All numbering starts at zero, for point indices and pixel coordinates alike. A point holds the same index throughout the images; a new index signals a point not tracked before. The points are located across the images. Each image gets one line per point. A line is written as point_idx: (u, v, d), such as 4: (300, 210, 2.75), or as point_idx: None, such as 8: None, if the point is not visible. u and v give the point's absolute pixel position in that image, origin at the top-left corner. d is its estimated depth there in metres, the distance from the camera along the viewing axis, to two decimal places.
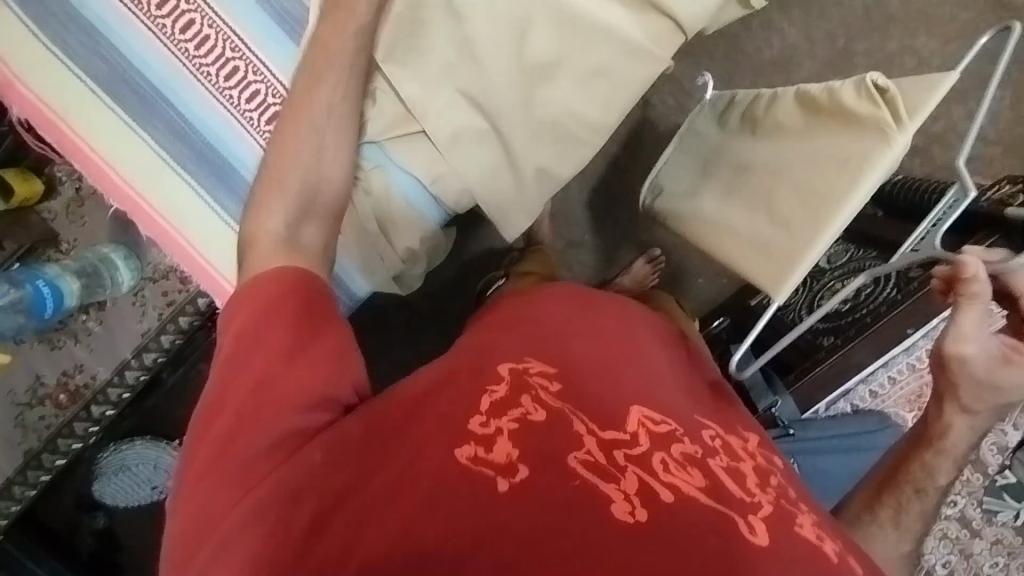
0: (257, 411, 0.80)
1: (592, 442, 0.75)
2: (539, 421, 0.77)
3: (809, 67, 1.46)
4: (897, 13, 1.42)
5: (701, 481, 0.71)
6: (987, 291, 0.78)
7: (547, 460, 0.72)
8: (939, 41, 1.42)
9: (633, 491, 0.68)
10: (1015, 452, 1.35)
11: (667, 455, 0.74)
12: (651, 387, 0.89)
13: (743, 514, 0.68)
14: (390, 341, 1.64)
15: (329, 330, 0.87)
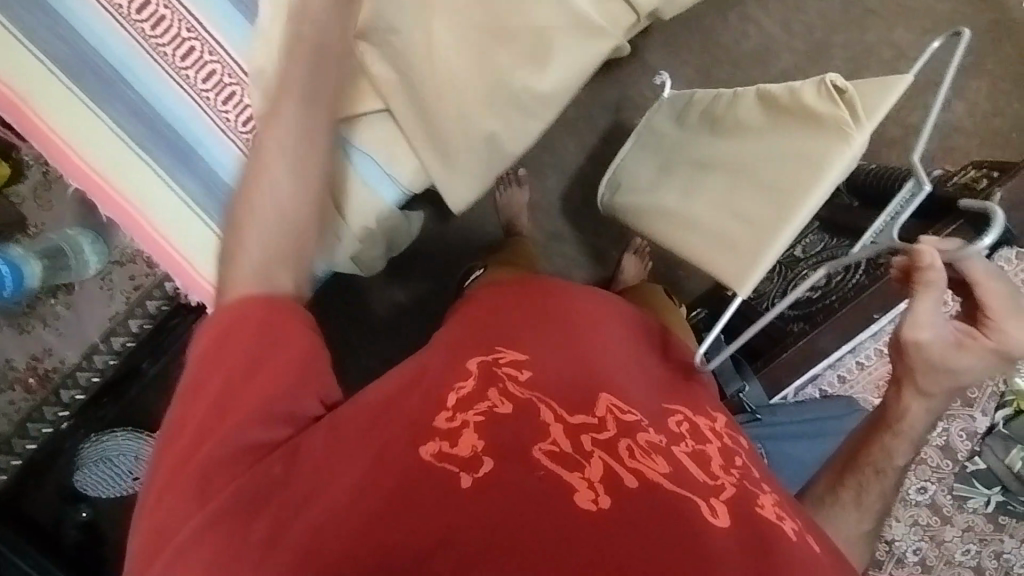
0: (215, 426, 0.62)
1: (556, 430, 0.63)
2: (507, 411, 0.65)
3: (787, 60, 1.20)
4: (876, 5, 1.19)
5: (664, 467, 0.61)
6: (944, 280, 0.65)
7: (513, 456, 0.59)
8: (915, 34, 1.19)
9: (597, 478, 0.57)
10: (986, 437, 1.05)
11: (633, 440, 0.64)
12: (605, 365, 0.78)
13: (705, 496, 0.60)
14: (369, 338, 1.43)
15: (288, 340, 0.67)
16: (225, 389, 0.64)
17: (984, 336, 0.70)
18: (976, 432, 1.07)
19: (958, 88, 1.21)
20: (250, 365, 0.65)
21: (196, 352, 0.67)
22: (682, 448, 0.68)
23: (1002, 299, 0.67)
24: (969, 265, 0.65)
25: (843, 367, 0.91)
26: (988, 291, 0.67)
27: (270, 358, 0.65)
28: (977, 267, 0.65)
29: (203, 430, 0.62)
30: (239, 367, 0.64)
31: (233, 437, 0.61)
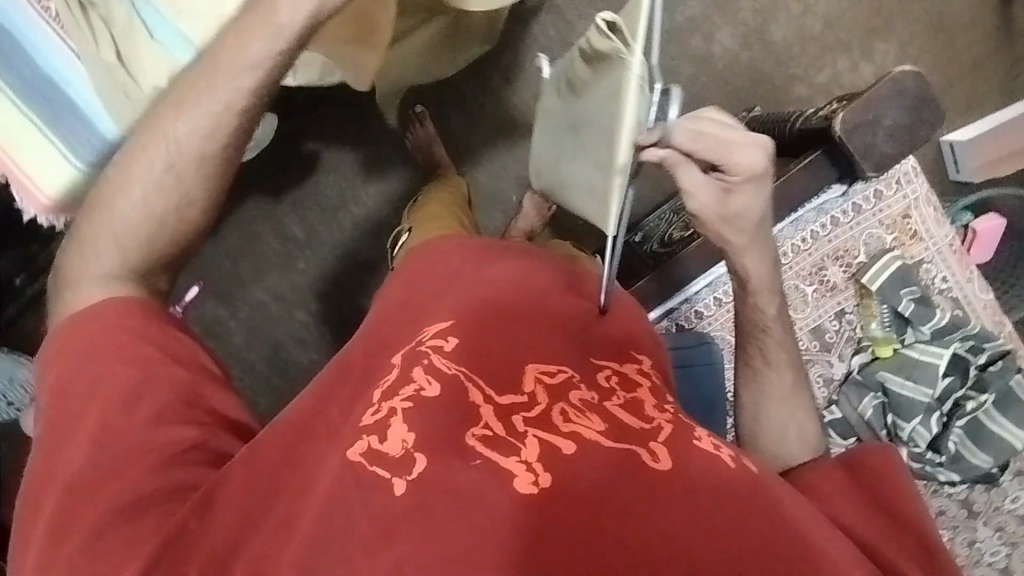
0: (93, 464, 0.50)
1: (491, 409, 0.49)
2: (434, 395, 0.49)
3: (694, 7, 1.13)
4: None
5: (603, 424, 0.48)
6: (667, 152, 0.52)
7: (446, 448, 0.44)
8: None
9: (536, 457, 0.43)
10: (844, 384, 0.87)
11: (572, 405, 0.50)
12: (550, 318, 0.61)
13: (643, 443, 0.46)
14: (262, 274, 1.31)
15: (133, 335, 0.54)
16: (109, 421, 0.51)
17: (738, 179, 0.55)
18: (834, 378, 0.88)
19: (867, 46, 1.18)
20: (139, 391, 0.52)
21: (58, 383, 0.53)
22: (614, 397, 0.53)
23: (726, 133, 0.53)
24: (675, 147, 0.52)
25: (698, 302, 0.91)
26: (706, 147, 0.52)
27: (152, 376, 0.53)
28: (681, 138, 0.51)
29: (78, 482, 0.49)
30: (133, 389, 0.52)
31: (124, 497, 0.49)
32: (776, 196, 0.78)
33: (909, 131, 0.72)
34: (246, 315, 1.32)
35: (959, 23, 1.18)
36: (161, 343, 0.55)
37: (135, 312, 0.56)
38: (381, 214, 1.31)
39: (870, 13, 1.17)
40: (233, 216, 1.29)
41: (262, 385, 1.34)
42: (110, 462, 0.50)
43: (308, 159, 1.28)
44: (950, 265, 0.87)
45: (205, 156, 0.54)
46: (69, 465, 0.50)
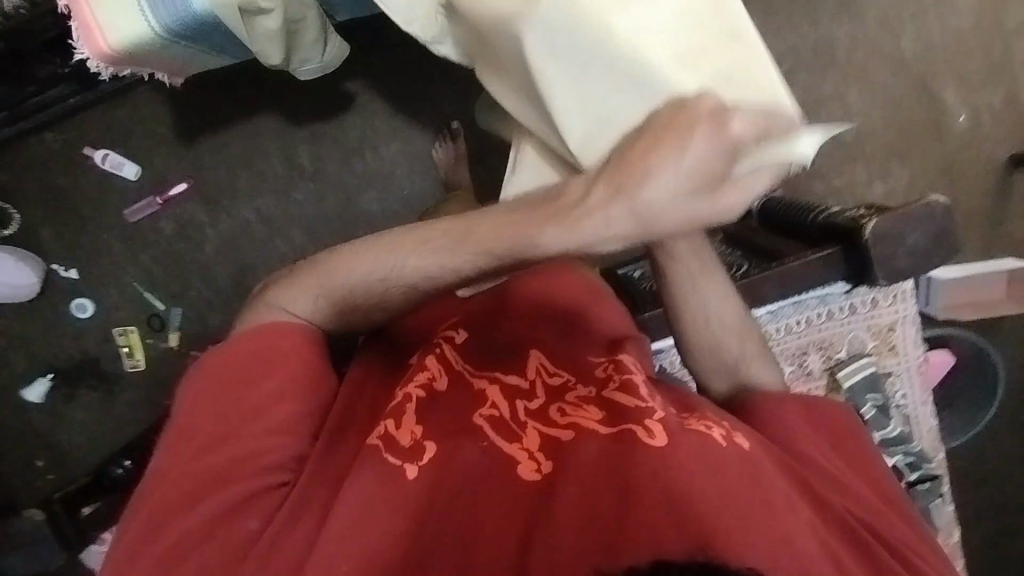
0: (192, 464, 0.53)
1: (494, 393, 0.56)
2: (444, 388, 0.56)
3: None
4: (841, 60, 1.22)
5: (600, 412, 0.53)
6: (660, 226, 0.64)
7: (455, 433, 0.52)
8: (867, 103, 1.23)
9: (537, 447, 0.51)
10: None
11: (567, 401, 0.55)
12: (564, 325, 0.66)
13: (637, 418, 0.50)
14: (256, 192, 1.28)
15: (256, 357, 0.57)
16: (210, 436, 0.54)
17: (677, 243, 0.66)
18: None
19: (886, 165, 1.26)
20: (262, 408, 0.55)
21: (182, 402, 0.56)
22: (610, 382, 0.57)
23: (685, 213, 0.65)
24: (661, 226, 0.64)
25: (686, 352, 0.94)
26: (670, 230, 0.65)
27: (264, 394, 0.56)
28: None
29: (175, 480, 0.52)
30: (252, 408, 0.55)
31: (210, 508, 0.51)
32: (787, 277, 0.83)
33: (925, 253, 0.78)
34: (225, 227, 1.29)
35: (973, 172, 1.27)
36: (270, 359, 0.57)
37: (262, 336, 0.58)
38: (394, 171, 1.28)
39: (899, 137, 1.25)
40: (243, 125, 1.26)
41: (220, 300, 1.32)
42: (209, 471, 0.53)
43: (340, 93, 1.25)
44: (912, 384, 0.94)
45: (413, 289, 0.58)
46: (169, 459, 0.54)
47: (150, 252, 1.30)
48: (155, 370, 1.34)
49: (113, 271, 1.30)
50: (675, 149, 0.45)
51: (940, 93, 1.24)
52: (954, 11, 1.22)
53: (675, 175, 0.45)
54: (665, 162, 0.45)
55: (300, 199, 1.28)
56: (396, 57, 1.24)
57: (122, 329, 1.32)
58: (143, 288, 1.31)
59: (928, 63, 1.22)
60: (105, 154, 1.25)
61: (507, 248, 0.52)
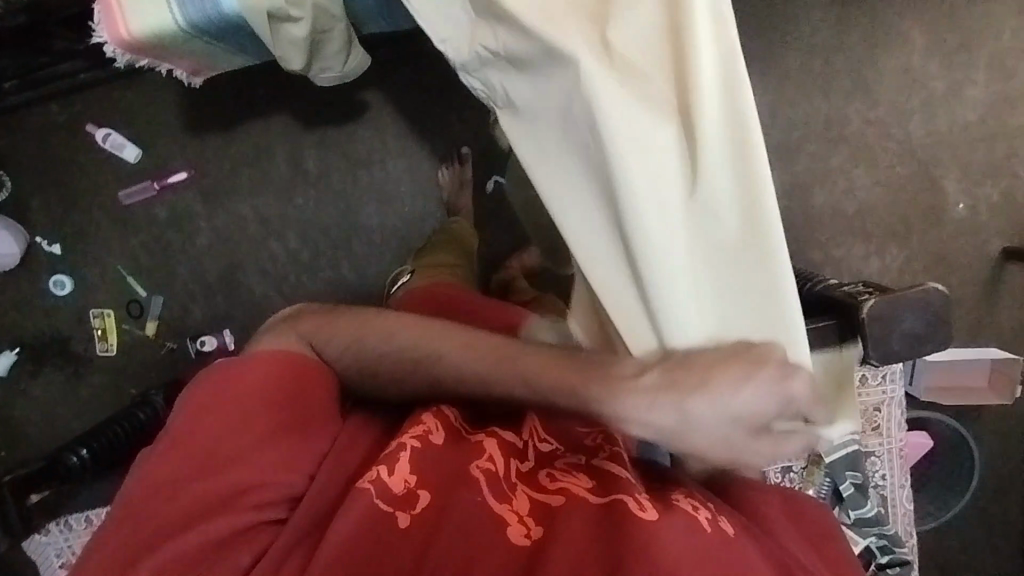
0: (190, 486, 0.53)
1: (492, 447, 0.55)
2: (440, 442, 0.55)
3: None
4: (851, 136, 1.24)
5: (591, 480, 0.53)
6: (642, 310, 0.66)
7: (451, 486, 0.51)
8: (873, 180, 1.25)
9: (527, 512, 0.50)
10: None
11: (557, 468, 0.55)
12: None
13: (631, 493, 0.50)
14: (256, 191, 1.27)
15: (255, 386, 0.57)
16: (202, 463, 0.54)
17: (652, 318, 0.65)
18: None
19: (884, 244, 1.27)
20: (269, 436, 0.56)
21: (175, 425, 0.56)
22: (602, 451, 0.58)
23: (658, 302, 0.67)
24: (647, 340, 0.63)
25: None
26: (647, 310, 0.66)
27: (259, 424, 0.56)
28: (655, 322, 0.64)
29: (171, 500, 0.53)
30: (250, 441, 0.55)
31: (194, 540, 0.51)
32: None
33: (921, 340, 0.78)
34: (219, 222, 1.27)
35: (967, 260, 1.27)
36: (269, 390, 0.58)
37: (263, 365, 0.58)
38: (398, 188, 1.27)
39: (898, 218, 1.26)
40: (251, 123, 1.25)
41: (204, 294, 1.30)
42: (207, 496, 0.53)
43: (354, 104, 1.24)
44: (893, 466, 0.93)
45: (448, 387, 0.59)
46: (167, 474, 0.54)
47: (138, 237, 1.28)
48: (127, 357, 1.30)
49: (98, 250, 1.28)
50: (735, 378, 0.47)
51: (945, 181, 1.25)
52: (967, 103, 1.22)
53: (739, 405, 0.46)
54: (731, 390, 0.46)
55: (300, 204, 1.27)
56: (414, 75, 1.23)
57: (98, 311, 1.29)
58: (126, 272, 1.28)
59: (936, 149, 1.24)
60: (107, 133, 1.23)
61: (553, 393, 0.53)
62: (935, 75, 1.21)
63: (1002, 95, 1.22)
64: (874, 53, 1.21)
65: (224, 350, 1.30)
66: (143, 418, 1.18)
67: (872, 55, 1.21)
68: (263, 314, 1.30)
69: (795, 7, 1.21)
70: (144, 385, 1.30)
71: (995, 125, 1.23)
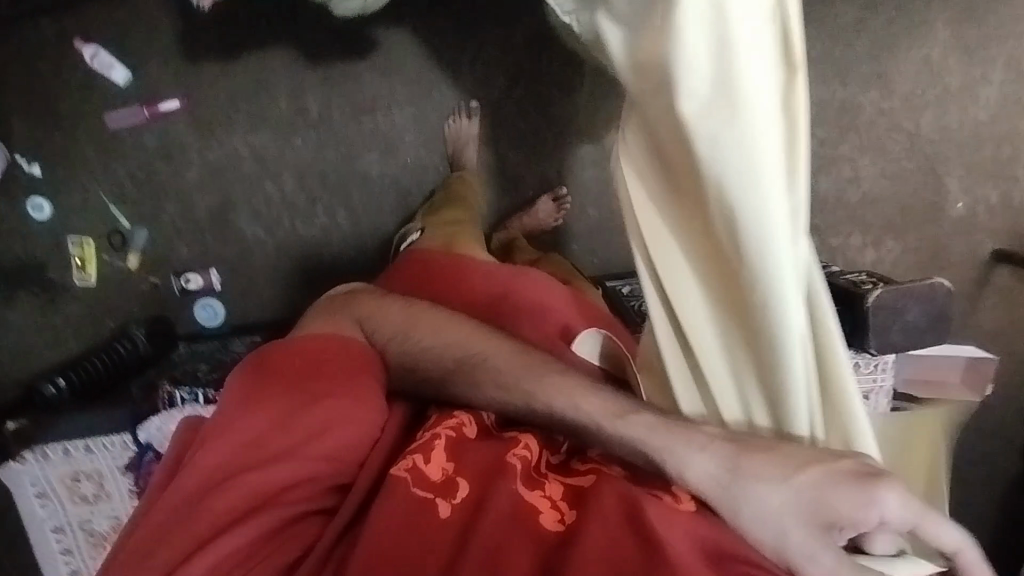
0: (245, 479, 0.56)
1: (526, 437, 0.60)
2: (473, 435, 0.61)
3: None
4: (862, 125, 1.23)
5: (622, 467, 0.57)
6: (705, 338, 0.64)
7: (489, 473, 0.56)
8: (878, 172, 1.25)
9: (559, 496, 0.54)
10: None
11: (587, 454, 0.60)
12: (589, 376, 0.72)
13: (663, 478, 0.54)
14: (253, 127, 1.21)
15: (306, 388, 0.61)
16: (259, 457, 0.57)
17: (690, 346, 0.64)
18: None
19: (880, 236, 1.28)
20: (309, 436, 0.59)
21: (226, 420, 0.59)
22: None
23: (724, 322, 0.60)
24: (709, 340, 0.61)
25: None
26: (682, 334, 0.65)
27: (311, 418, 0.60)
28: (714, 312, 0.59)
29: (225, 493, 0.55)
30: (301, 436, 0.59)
31: (255, 530, 0.54)
32: None
33: (919, 332, 0.81)
34: (211, 156, 1.22)
35: (958, 259, 1.29)
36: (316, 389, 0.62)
37: (316, 369, 0.63)
38: (402, 137, 1.23)
39: (897, 212, 1.27)
40: (252, 55, 1.18)
41: (191, 230, 1.25)
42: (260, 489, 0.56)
43: (363, 44, 1.18)
44: None
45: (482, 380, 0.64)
46: (218, 469, 0.56)
47: (124, 165, 1.22)
48: (108, 289, 1.26)
49: (79, 176, 1.22)
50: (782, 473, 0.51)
51: (947, 179, 1.26)
52: (980, 102, 1.22)
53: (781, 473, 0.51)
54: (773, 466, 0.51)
55: (299, 145, 1.22)
56: (428, 20, 1.17)
57: (78, 239, 1.24)
58: (109, 201, 1.23)
59: (943, 146, 1.24)
60: (95, 52, 1.16)
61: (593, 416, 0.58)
62: (952, 71, 1.21)
63: (1014, 96, 1.22)
64: (898, 41, 1.20)
65: (211, 290, 1.27)
66: (123, 352, 1.17)
67: (896, 43, 1.20)
68: (253, 255, 1.27)
69: None
70: (124, 320, 1.27)
71: (1003, 127, 1.23)
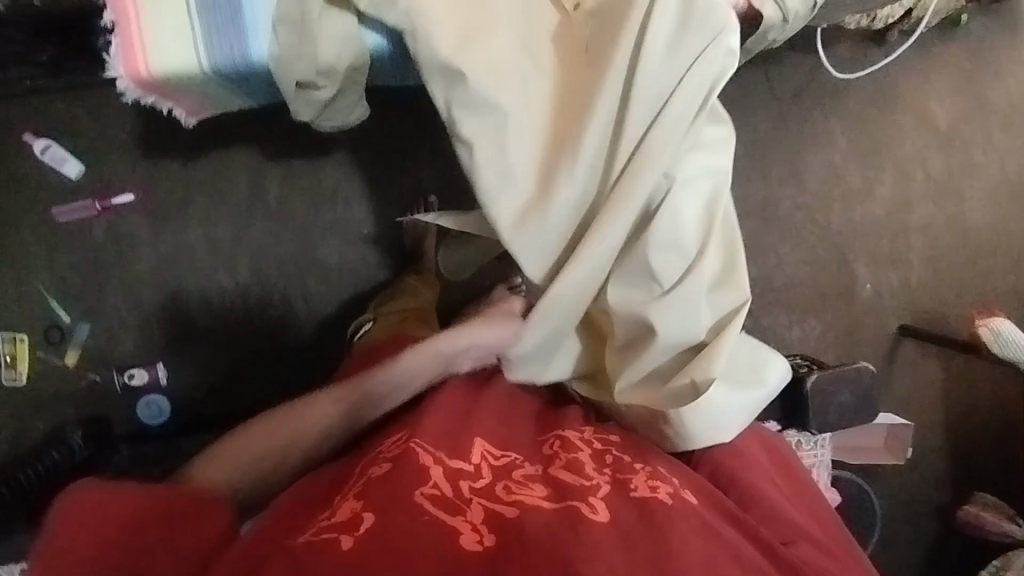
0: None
1: (439, 474, 0.61)
2: (388, 471, 0.62)
3: None
4: (783, 216, 1.38)
5: (543, 490, 0.62)
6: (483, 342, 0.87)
7: (395, 505, 0.57)
8: (801, 258, 1.40)
9: (479, 521, 0.56)
10: None
11: (508, 477, 0.63)
12: (500, 426, 0.74)
13: (582, 497, 0.61)
14: (211, 217, 1.22)
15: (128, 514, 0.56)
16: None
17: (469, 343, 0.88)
18: None
19: (804, 316, 1.41)
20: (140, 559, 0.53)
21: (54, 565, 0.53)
22: (556, 462, 0.68)
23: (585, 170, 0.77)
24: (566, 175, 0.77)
25: None
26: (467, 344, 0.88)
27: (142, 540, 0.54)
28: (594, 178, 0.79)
29: None
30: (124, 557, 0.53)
31: None
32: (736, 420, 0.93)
33: (851, 412, 0.92)
34: (164, 247, 1.21)
35: (872, 335, 1.43)
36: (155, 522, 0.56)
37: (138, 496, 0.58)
38: (360, 228, 1.26)
39: (817, 294, 1.41)
40: (212, 150, 1.20)
41: (137, 322, 1.21)
42: None
43: (327, 142, 1.23)
44: None
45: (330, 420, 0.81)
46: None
47: (69, 257, 1.18)
48: (39, 388, 1.19)
49: (20, 268, 1.17)
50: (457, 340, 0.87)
51: (856, 264, 1.42)
52: (876, 198, 1.40)
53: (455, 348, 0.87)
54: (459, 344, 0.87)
55: (257, 234, 1.23)
56: (387, 122, 1.24)
57: (10, 335, 1.17)
58: (50, 295, 1.18)
59: (850, 236, 1.41)
60: (47, 146, 1.15)
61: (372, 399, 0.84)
62: (852, 172, 1.39)
63: (903, 193, 1.41)
64: (805, 144, 1.37)
65: (156, 385, 1.22)
66: (56, 459, 1.11)
67: (803, 148, 1.37)
68: (202, 346, 1.23)
69: (744, 100, 1.35)
70: (56, 419, 1.19)
71: (897, 219, 1.41)
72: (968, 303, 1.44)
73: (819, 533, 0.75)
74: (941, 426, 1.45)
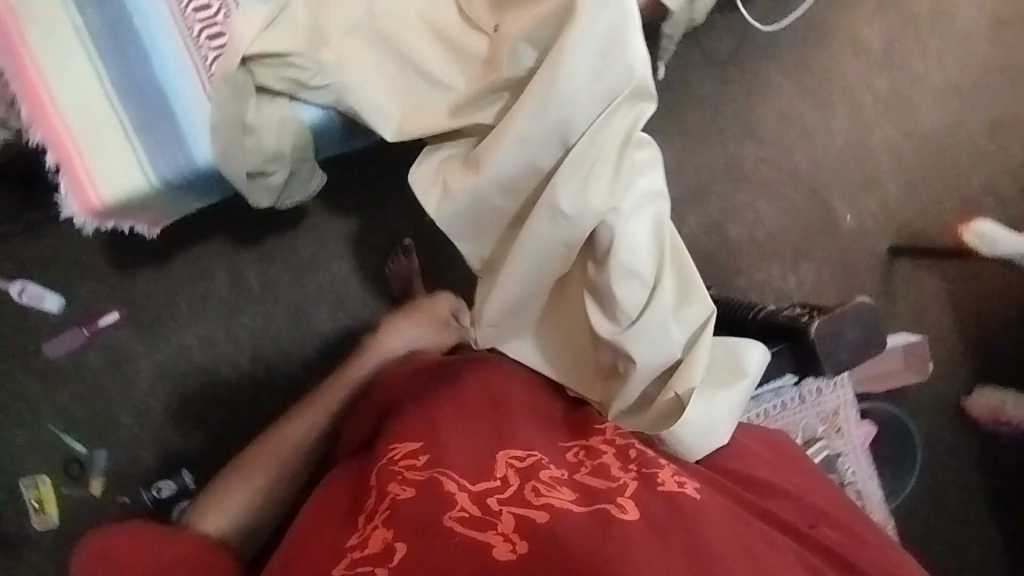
0: None
1: (466, 496, 0.61)
2: (411, 493, 0.61)
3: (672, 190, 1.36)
4: (748, 172, 1.40)
5: (570, 492, 0.62)
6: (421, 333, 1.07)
7: (427, 532, 0.56)
8: (777, 207, 1.41)
9: (512, 532, 0.56)
10: None
11: (534, 483, 0.63)
12: (520, 425, 0.73)
13: (611, 499, 0.62)
14: (199, 314, 1.22)
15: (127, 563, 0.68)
16: None
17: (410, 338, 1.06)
18: None
19: (795, 263, 1.42)
20: None
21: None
22: (581, 468, 0.68)
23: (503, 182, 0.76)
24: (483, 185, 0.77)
25: None
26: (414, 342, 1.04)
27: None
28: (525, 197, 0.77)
29: None
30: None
31: None
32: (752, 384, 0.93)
33: (861, 348, 0.93)
34: (161, 356, 1.21)
35: (865, 264, 1.44)
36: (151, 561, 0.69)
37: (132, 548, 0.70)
38: (345, 288, 1.27)
39: (802, 238, 1.42)
40: (184, 251, 1.21)
41: (152, 434, 1.21)
42: None
43: (293, 214, 1.24)
44: (858, 462, 1.06)
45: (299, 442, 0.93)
46: None
47: (70, 388, 1.18)
48: (72, 524, 1.18)
49: (26, 412, 1.17)
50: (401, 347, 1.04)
51: (831, 199, 1.43)
52: (834, 132, 1.42)
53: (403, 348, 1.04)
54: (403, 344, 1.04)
55: (247, 320, 1.24)
56: (346, 180, 1.26)
57: (32, 480, 1.17)
58: (61, 430, 1.18)
59: (819, 174, 1.42)
60: (22, 287, 1.15)
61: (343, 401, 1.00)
62: (803, 113, 1.41)
63: (858, 121, 1.43)
64: (751, 98, 1.39)
65: (186, 492, 1.21)
66: None
67: (750, 103, 1.39)
68: (222, 442, 1.23)
69: (681, 72, 1.37)
70: None
71: (858, 146, 1.43)
72: (949, 209, 1.46)
73: (833, 506, 0.79)
74: (955, 334, 1.45)
